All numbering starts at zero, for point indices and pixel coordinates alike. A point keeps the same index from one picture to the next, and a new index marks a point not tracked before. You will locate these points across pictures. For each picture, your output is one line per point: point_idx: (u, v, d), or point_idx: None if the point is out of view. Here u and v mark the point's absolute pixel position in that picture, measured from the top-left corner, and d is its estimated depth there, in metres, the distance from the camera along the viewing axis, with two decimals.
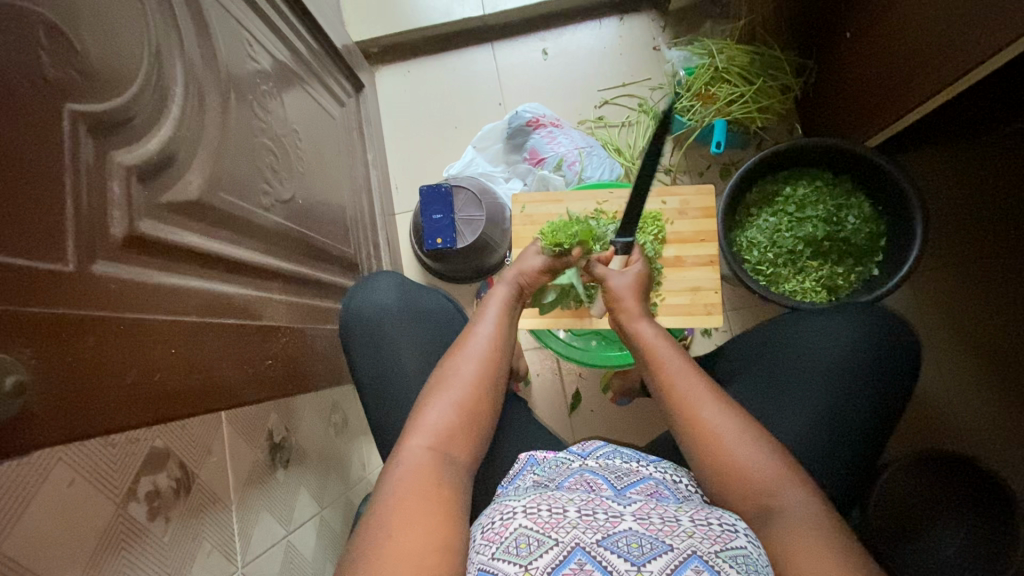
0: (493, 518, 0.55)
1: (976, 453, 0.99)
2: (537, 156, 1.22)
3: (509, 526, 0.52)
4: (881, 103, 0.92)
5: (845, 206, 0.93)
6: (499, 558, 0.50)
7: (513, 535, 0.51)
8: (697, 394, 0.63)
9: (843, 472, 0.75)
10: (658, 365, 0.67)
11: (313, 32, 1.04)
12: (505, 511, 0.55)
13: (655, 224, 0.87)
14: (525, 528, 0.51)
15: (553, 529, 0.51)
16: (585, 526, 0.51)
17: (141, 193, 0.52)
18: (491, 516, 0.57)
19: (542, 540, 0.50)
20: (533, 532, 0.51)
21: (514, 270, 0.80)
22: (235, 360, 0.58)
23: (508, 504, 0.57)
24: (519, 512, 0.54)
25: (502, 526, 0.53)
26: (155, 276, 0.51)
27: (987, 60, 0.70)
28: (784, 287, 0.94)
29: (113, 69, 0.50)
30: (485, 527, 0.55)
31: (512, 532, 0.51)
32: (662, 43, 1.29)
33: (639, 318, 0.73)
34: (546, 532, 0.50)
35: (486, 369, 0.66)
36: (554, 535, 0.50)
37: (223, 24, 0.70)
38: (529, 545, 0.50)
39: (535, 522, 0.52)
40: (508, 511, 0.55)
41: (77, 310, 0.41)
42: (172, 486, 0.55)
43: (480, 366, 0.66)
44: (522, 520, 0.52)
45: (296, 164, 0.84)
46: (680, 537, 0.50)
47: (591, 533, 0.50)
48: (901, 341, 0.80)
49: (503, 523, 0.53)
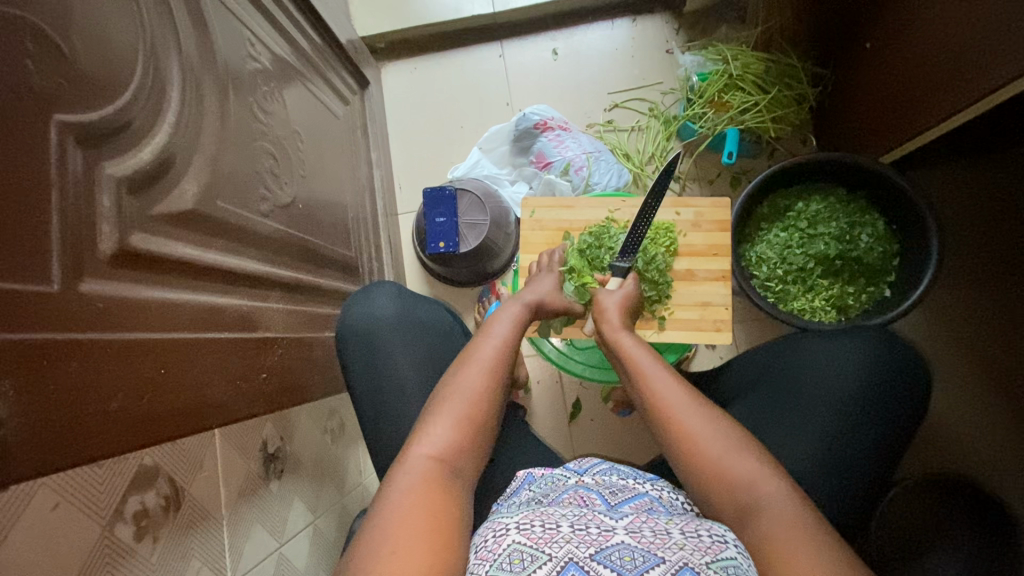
0: (487, 537, 0.54)
1: (983, 477, 0.97)
2: (544, 159, 1.19)
3: (503, 543, 0.51)
4: (899, 119, 0.90)
5: (858, 224, 0.90)
6: None
7: (507, 551, 0.50)
8: (681, 400, 0.62)
9: (846, 500, 0.74)
10: (639, 374, 0.66)
11: (317, 26, 1.01)
12: (498, 528, 0.54)
13: (668, 235, 0.85)
14: (518, 543, 0.50)
15: (546, 544, 0.49)
16: (578, 540, 0.49)
17: (131, 203, 0.50)
18: (484, 535, 0.55)
19: (535, 556, 0.48)
20: (526, 547, 0.49)
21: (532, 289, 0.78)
22: (229, 376, 0.57)
23: (501, 521, 0.55)
24: (512, 529, 0.52)
25: (496, 543, 0.52)
26: (146, 291, 0.50)
27: (1010, 83, 0.68)
28: (792, 304, 0.92)
29: (105, 73, 0.48)
30: (479, 546, 0.54)
31: (505, 548, 0.50)
32: (675, 46, 1.26)
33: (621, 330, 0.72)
34: (539, 547, 0.49)
35: (488, 385, 0.64)
36: (548, 550, 0.48)
37: (223, 23, 0.68)
38: (523, 561, 0.48)
39: (528, 537, 0.50)
40: (502, 528, 0.54)
41: (64, 334, 0.39)
42: (161, 504, 0.54)
43: (481, 383, 0.64)
44: (516, 535, 0.51)
45: (297, 167, 0.82)
46: (672, 550, 0.48)
47: (584, 547, 0.49)
48: (909, 366, 0.78)
49: (498, 540, 0.52)
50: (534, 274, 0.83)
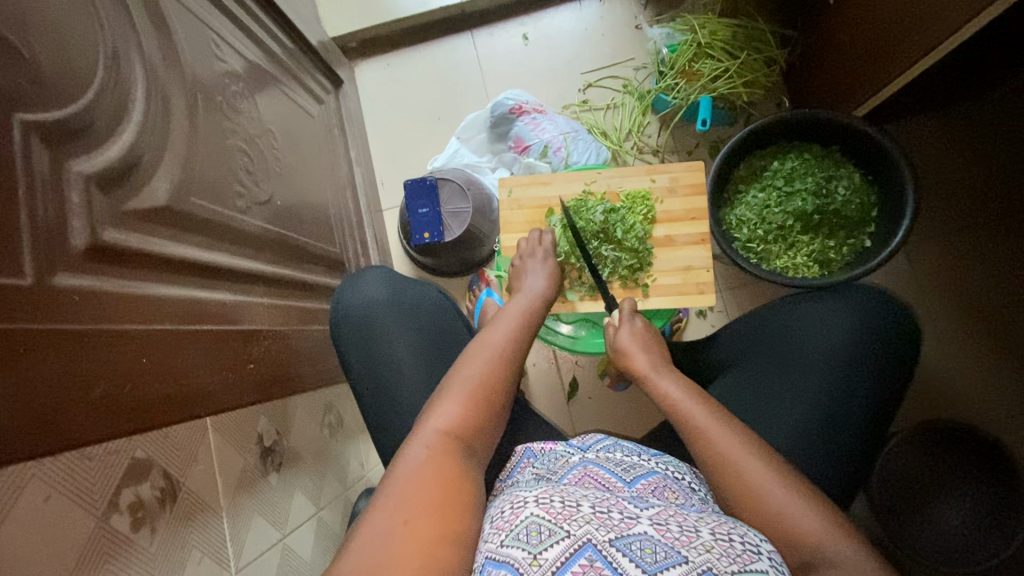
0: (503, 507, 0.53)
1: (980, 422, 0.98)
2: (522, 143, 1.20)
3: (520, 515, 0.50)
4: (868, 72, 0.90)
5: (834, 177, 0.91)
6: (507, 545, 0.48)
7: (524, 523, 0.49)
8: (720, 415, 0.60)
9: (841, 456, 0.74)
10: (678, 414, 0.65)
11: (285, 28, 1.02)
12: (516, 501, 0.53)
13: (645, 203, 0.86)
14: (538, 517, 0.49)
15: (566, 521, 0.48)
16: (599, 522, 0.48)
17: (103, 201, 0.51)
18: (500, 505, 0.54)
19: (553, 531, 0.47)
20: (544, 521, 0.48)
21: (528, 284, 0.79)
22: (214, 368, 0.58)
23: (520, 494, 0.55)
24: (531, 502, 0.52)
25: (512, 514, 0.51)
26: (125, 286, 0.50)
27: (965, 24, 0.69)
28: (775, 263, 0.92)
29: (65, 74, 0.49)
30: (494, 516, 0.53)
31: (523, 520, 0.49)
32: (644, 22, 1.26)
33: (634, 352, 0.75)
34: (558, 523, 0.48)
35: (493, 369, 0.65)
36: (566, 527, 0.48)
37: (186, 24, 0.69)
38: (540, 535, 0.47)
39: (548, 512, 0.50)
40: (519, 500, 0.53)
41: (32, 323, 0.40)
42: (157, 496, 0.55)
43: (489, 367, 0.65)
44: (534, 509, 0.50)
45: (272, 164, 0.83)
46: (696, 550, 0.46)
47: (604, 530, 0.47)
48: (896, 324, 0.78)
49: (515, 511, 0.51)
50: (515, 266, 0.84)
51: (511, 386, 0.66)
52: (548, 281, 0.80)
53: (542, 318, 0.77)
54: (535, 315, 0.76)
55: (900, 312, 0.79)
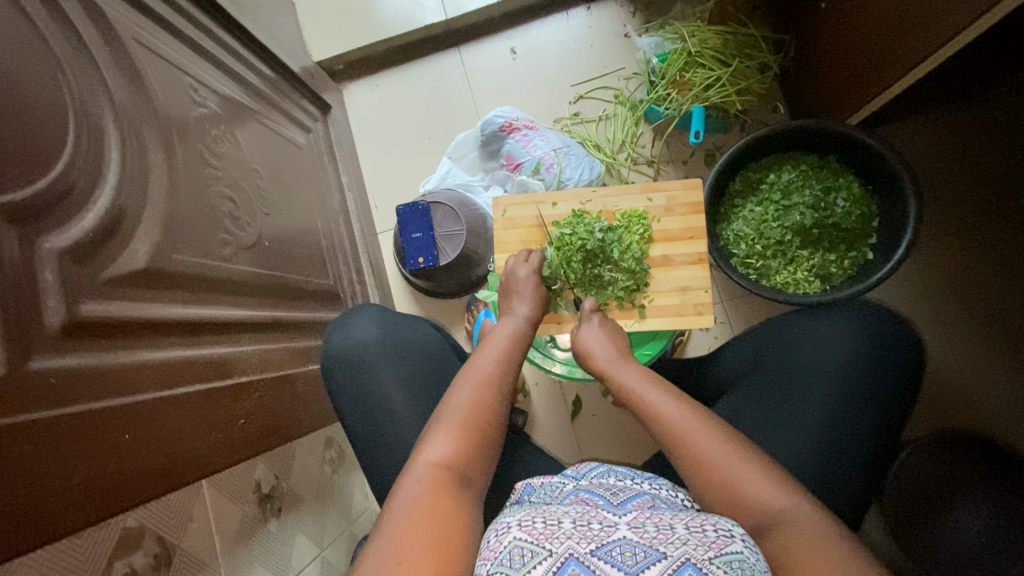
0: (490, 537, 0.52)
1: (994, 431, 0.96)
2: (513, 161, 1.18)
3: (503, 541, 0.49)
4: (863, 79, 0.88)
5: (833, 189, 0.89)
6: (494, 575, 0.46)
7: (508, 548, 0.48)
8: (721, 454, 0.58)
9: (850, 484, 0.71)
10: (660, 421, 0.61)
11: (266, 59, 1.01)
12: (500, 527, 0.52)
13: (641, 223, 0.84)
14: (519, 539, 0.48)
15: (547, 539, 0.47)
16: (579, 535, 0.47)
17: (78, 272, 0.50)
18: (488, 535, 0.53)
19: (535, 551, 0.46)
20: (527, 543, 0.47)
21: (518, 299, 0.78)
22: (202, 430, 0.57)
23: (504, 521, 0.53)
24: (513, 525, 0.50)
25: (497, 541, 0.50)
26: (105, 359, 0.50)
27: (958, 34, 0.67)
28: (774, 279, 0.90)
29: (32, 144, 0.48)
30: (483, 548, 0.51)
31: (506, 545, 0.48)
32: (633, 30, 1.24)
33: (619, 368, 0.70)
34: (540, 543, 0.47)
35: (478, 396, 0.63)
36: (548, 545, 0.46)
37: (159, 73, 0.68)
38: (523, 556, 0.46)
39: (529, 533, 0.48)
40: (503, 527, 0.52)
41: None
42: (150, 563, 0.57)
43: (475, 393, 0.64)
44: (516, 532, 0.49)
45: (258, 205, 0.82)
46: (674, 545, 0.46)
47: (585, 542, 0.46)
48: (909, 354, 0.76)
49: (499, 538, 0.50)
50: (507, 274, 0.81)
51: (501, 413, 0.64)
52: (534, 290, 0.79)
53: (529, 341, 0.75)
54: (524, 339, 0.74)
55: (912, 342, 0.77)
